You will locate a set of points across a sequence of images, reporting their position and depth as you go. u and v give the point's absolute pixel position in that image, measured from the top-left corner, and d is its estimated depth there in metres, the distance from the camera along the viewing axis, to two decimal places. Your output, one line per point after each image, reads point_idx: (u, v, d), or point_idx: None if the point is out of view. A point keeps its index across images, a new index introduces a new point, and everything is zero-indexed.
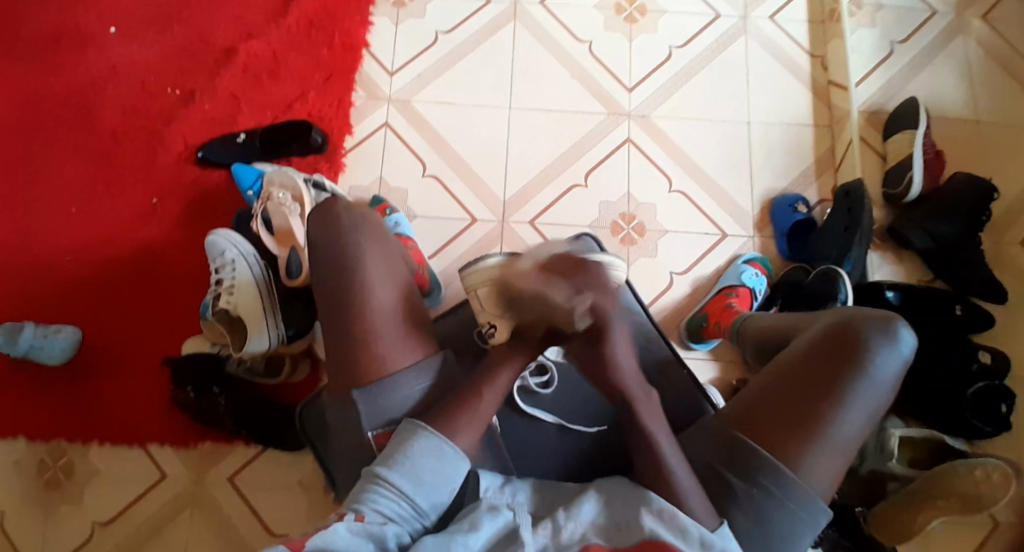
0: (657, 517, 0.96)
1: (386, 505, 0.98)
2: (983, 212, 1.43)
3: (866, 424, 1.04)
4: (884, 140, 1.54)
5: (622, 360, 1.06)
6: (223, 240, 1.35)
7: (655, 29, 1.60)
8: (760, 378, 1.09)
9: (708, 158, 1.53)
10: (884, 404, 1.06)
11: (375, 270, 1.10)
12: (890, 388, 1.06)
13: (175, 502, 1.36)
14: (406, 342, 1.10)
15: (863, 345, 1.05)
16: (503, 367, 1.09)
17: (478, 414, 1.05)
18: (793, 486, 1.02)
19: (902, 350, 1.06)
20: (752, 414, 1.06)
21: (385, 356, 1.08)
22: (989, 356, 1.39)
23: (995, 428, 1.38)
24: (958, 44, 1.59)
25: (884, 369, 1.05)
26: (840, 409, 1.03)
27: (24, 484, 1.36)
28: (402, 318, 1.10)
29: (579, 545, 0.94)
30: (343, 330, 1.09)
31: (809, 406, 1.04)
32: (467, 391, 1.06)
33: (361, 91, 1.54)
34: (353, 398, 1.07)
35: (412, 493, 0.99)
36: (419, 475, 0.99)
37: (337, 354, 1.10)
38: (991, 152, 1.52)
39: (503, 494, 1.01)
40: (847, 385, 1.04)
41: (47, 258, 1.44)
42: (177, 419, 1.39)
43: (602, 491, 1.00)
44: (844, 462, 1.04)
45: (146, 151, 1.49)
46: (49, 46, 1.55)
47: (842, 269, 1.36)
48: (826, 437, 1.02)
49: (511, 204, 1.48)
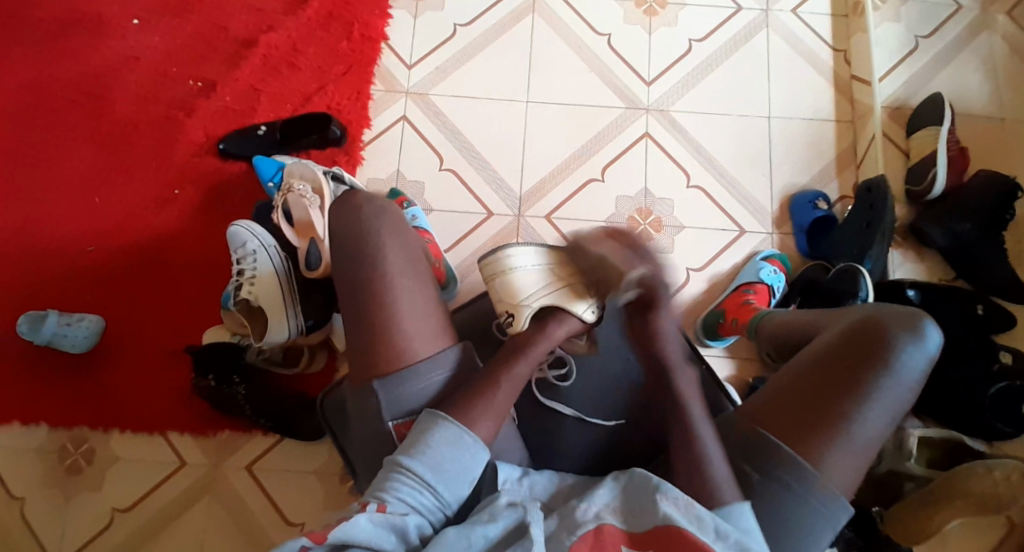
0: (673, 505, 0.95)
1: (410, 494, 0.99)
2: (1005, 211, 1.41)
3: (889, 421, 1.04)
4: (907, 136, 1.52)
5: (668, 330, 1.12)
6: (245, 231, 1.36)
7: (675, 23, 1.58)
8: (782, 373, 1.10)
9: (727, 154, 1.51)
10: (908, 401, 1.05)
11: (392, 259, 1.12)
12: (915, 385, 1.05)
13: (192, 490, 1.38)
14: (425, 334, 1.11)
15: (888, 341, 1.05)
16: (512, 360, 1.10)
17: (496, 404, 1.06)
18: (812, 484, 1.02)
19: (928, 348, 1.05)
20: (771, 411, 1.06)
21: (403, 347, 1.09)
22: (1010, 356, 1.37)
23: (1015, 429, 1.35)
24: (983, 38, 1.57)
25: (909, 366, 1.04)
26: (862, 408, 1.02)
27: (49, 469, 1.38)
28: (419, 308, 1.12)
29: (594, 522, 0.95)
30: (360, 317, 1.11)
31: (831, 405, 1.03)
32: (484, 383, 1.07)
33: (380, 84, 1.54)
34: (374, 387, 1.09)
35: (434, 482, 1.00)
36: (441, 466, 1.01)
37: (357, 344, 1.11)
38: (1017, 149, 1.50)
39: (521, 485, 1.04)
40: (871, 383, 1.03)
41: (69, 247, 1.46)
42: (197, 409, 1.40)
43: (620, 478, 0.99)
44: (865, 463, 1.03)
45: (169, 141, 1.51)
46: (73, 36, 1.56)
47: (862, 267, 1.35)
48: (848, 436, 1.02)
49: (527, 198, 1.47)
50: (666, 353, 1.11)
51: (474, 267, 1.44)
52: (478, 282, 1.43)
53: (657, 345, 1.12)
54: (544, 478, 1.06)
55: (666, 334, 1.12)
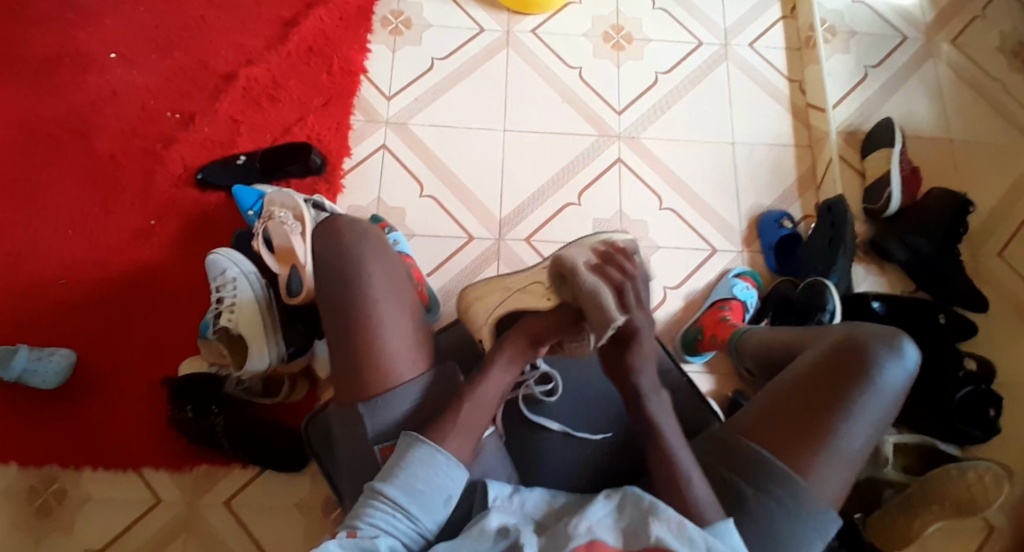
0: (666, 526, 0.94)
1: (383, 519, 0.96)
2: (960, 226, 1.49)
3: (873, 434, 1.05)
4: (862, 158, 1.60)
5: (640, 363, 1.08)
6: (223, 259, 1.35)
7: (641, 56, 1.65)
8: (769, 390, 1.10)
9: (697, 178, 1.57)
10: (889, 416, 1.07)
11: (376, 281, 1.08)
12: (895, 400, 1.07)
13: (169, 528, 1.33)
14: (411, 356, 1.08)
15: (869, 356, 1.07)
16: (500, 365, 1.08)
17: (478, 418, 1.04)
18: (804, 496, 1.01)
19: (905, 365, 1.08)
20: (763, 425, 1.06)
21: (390, 369, 1.06)
22: (974, 363, 1.44)
23: (983, 431, 1.41)
24: (928, 67, 1.68)
25: (890, 382, 1.06)
26: (847, 421, 1.04)
27: (16, 511, 1.32)
28: (407, 331, 1.08)
29: (587, 537, 0.93)
30: (347, 342, 1.07)
31: (818, 417, 1.04)
32: (466, 396, 1.06)
33: (359, 115, 1.56)
34: (359, 412, 1.05)
35: (407, 504, 0.97)
36: (414, 485, 0.98)
37: (343, 366, 1.08)
38: (963, 170, 1.60)
39: (512, 504, 1.00)
40: (856, 397, 1.05)
41: (41, 280, 1.42)
42: (174, 443, 1.36)
43: (613, 495, 0.98)
44: (851, 475, 1.04)
45: (146, 173, 1.50)
46: (51, 70, 1.56)
47: (829, 281, 1.40)
48: (835, 448, 1.03)
49: (506, 222, 1.50)
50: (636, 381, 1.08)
51: (457, 290, 1.45)
52: None
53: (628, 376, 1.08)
54: (536, 497, 1.01)
55: (640, 366, 1.08)
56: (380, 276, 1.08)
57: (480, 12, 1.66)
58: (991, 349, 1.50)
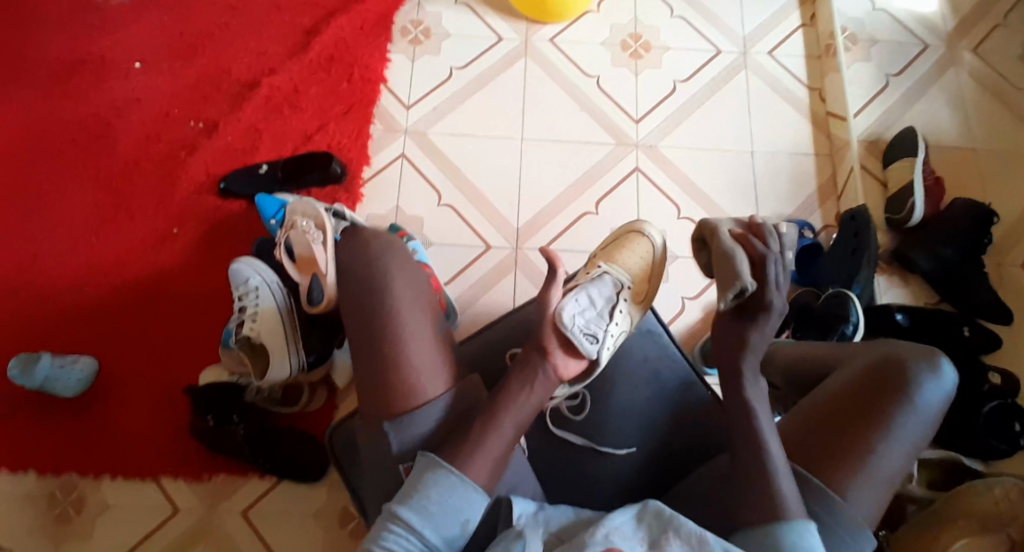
0: (685, 544, 0.93)
1: (398, 542, 0.96)
2: (984, 237, 1.48)
3: (910, 454, 1.04)
4: (884, 167, 1.59)
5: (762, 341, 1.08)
6: (247, 267, 1.35)
7: (659, 65, 1.65)
8: (803, 409, 1.09)
9: (719, 186, 1.56)
10: (927, 435, 1.05)
11: (401, 296, 1.08)
12: (933, 420, 1.05)
13: (186, 536, 1.33)
14: (436, 371, 1.07)
15: (907, 375, 1.05)
16: (522, 391, 1.05)
17: (505, 435, 1.02)
18: (839, 517, 1.00)
19: (945, 384, 1.06)
20: (795, 445, 1.06)
21: (416, 385, 1.06)
22: (999, 377, 1.41)
23: (1011, 447, 1.38)
24: (951, 74, 1.66)
25: (928, 399, 1.05)
26: (883, 441, 1.03)
27: (35, 518, 1.33)
28: (434, 345, 1.08)
29: (603, 546, 0.91)
30: (374, 359, 1.07)
31: (853, 437, 1.03)
32: (491, 413, 1.03)
33: (379, 123, 1.56)
34: (385, 429, 1.05)
35: (421, 526, 0.97)
36: (427, 507, 0.98)
37: (368, 382, 1.07)
38: (986, 179, 1.58)
39: (536, 520, 0.99)
40: (893, 417, 1.03)
41: (64, 287, 1.43)
42: (193, 451, 1.36)
43: (639, 505, 0.97)
44: (886, 495, 1.03)
45: (169, 180, 1.51)
46: (75, 77, 1.57)
47: (852, 293, 1.39)
48: (870, 469, 1.02)
49: (524, 231, 1.50)
50: (744, 363, 1.07)
51: (474, 299, 1.46)
52: (481, 313, 1.45)
53: (743, 354, 1.07)
54: (560, 514, 1.00)
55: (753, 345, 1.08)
56: (405, 291, 1.08)
57: (498, 21, 1.66)
58: (1017, 362, 1.47)
